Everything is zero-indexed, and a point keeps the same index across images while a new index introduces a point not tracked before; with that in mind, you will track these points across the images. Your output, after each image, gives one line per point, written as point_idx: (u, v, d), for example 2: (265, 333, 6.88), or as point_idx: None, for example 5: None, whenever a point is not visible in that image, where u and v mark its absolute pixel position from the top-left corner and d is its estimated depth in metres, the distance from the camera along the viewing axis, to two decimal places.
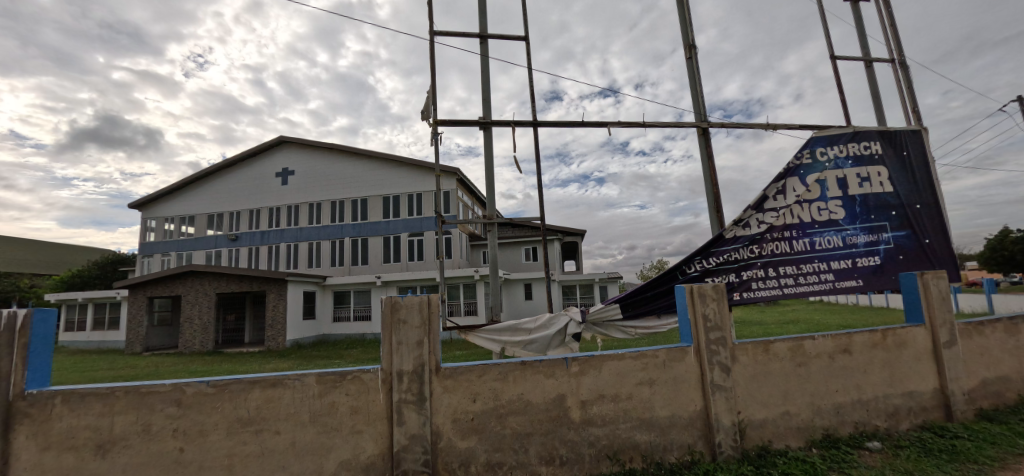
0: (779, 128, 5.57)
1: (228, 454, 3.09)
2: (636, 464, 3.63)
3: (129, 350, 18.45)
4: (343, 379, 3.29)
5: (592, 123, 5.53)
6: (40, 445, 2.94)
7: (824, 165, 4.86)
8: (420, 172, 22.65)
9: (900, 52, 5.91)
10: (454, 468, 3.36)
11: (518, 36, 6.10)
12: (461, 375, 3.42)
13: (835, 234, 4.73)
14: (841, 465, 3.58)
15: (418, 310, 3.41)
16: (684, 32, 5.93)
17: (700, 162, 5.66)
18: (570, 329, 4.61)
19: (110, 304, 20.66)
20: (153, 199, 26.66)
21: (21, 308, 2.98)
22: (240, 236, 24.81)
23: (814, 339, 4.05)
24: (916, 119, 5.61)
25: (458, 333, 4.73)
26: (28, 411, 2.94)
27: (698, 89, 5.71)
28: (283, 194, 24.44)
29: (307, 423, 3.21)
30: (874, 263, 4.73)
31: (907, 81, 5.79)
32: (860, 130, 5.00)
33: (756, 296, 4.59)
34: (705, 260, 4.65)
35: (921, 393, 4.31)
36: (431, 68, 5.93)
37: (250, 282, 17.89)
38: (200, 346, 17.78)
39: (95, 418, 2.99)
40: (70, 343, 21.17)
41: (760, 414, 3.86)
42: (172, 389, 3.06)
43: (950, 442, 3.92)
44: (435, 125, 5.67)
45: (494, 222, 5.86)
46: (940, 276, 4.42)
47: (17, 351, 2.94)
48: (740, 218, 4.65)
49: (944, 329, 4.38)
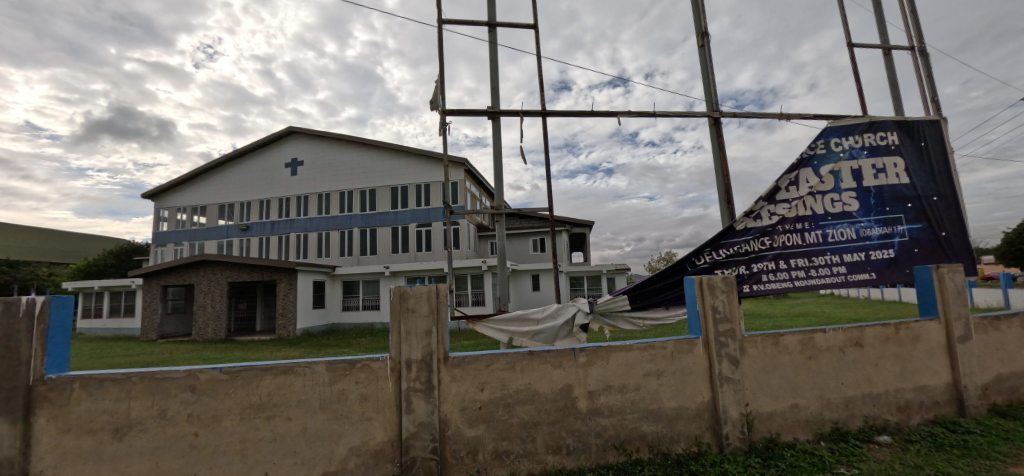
0: (793, 117, 5.46)
1: (240, 438, 3.16)
2: (642, 454, 3.64)
3: (145, 337, 18.88)
4: (352, 367, 3.33)
5: (601, 113, 5.46)
6: (59, 428, 3.03)
7: (838, 156, 4.75)
8: (428, 163, 22.66)
9: (920, 40, 5.74)
10: (462, 456, 3.40)
11: (527, 24, 6.02)
12: (469, 364, 3.44)
13: (849, 226, 4.64)
14: (849, 458, 3.57)
15: (427, 300, 3.43)
16: (697, 18, 5.81)
17: (711, 152, 5.58)
18: (578, 319, 4.60)
19: (125, 292, 21.07)
20: (166, 190, 27.03)
21: (36, 296, 3.02)
22: (251, 226, 25.12)
23: (825, 332, 4.00)
24: (935, 109, 5.46)
25: (466, 323, 4.72)
26: (47, 395, 3.02)
27: (710, 77, 5.61)
28: (293, 184, 24.62)
29: (317, 410, 3.27)
30: (888, 256, 4.64)
31: (927, 69, 5.63)
32: (877, 120, 4.87)
33: (766, 289, 4.54)
34: (714, 252, 4.61)
35: (932, 388, 4.25)
36: (440, 57, 5.89)
37: (261, 271, 18.14)
38: (212, 334, 18.13)
39: (111, 403, 3.06)
40: (87, 329, 21.68)
41: (769, 406, 3.85)
42: (186, 375, 3.12)
43: (962, 437, 3.87)
44: (444, 114, 5.64)
45: (502, 212, 5.81)
46: (956, 269, 4.35)
47: (36, 337, 3.02)
48: (751, 209, 4.59)
49: (959, 323, 4.31)
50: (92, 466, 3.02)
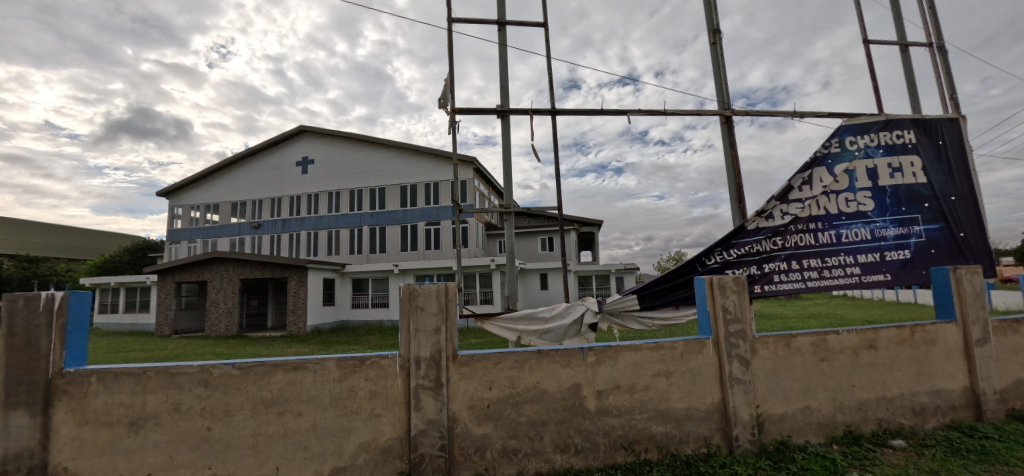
0: (806, 116, 5.36)
1: (252, 433, 3.21)
2: (650, 455, 3.63)
3: (159, 332, 19.26)
4: (362, 364, 3.36)
5: (610, 111, 5.42)
6: (77, 421, 3.10)
7: (853, 154, 4.66)
8: (438, 161, 22.76)
9: (938, 36, 5.62)
10: (470, 453, 3.42)
11: (536, 23, 5.97)
12: (478, 362, 3.45)
13: (863, 226, 4.56)
14: (863, 463, 3.50)
15: (435, 298, 3.45)
16: (708, 15, 5.74)
17: (722, 151, 5.51)
18: (586, 319, 4.59)
19: (140, 288, 21.44)
20: (179, 188, 27.46)
21: (55, 292, 3.09)
22: (263, 224, 25.46)
23: (838, 333, 3.94)
24: (954, 106, 5.33)
25: (474, 322, 4.67)
26: (66, 388, 3.10)
27: (721, 75, 5.54)
28: (304, 183, 24.91)
29: (328, 406, 3.30)
30: (903, 257, 4.56)
31: (946, 66, 5.51)
32: (893, 118, 4.78)
33: (777, 289, 4.48)
34: (725, 252, 4.56)
35: (949, 392, 4.17)
36: (449, 55, 5.84)
37: (272, 269, 18.33)
38: (225, 330, 18.44)
39: (128, 396, 3.13)
40: (103, 324, 22.17)
41: (780, 408, 3.80)
42: (199, 370, 3.18)
43: (979, 442, 3.79)
44: (453, 113, 5.63)
45: (511, 211, 5.73)
46: (975, 271, 4.25)
47: (55, 332, 3.09)
48: (763, 209, 4.53)
49: (977, 326, 4.22)
50: (109, 457, 3.09)
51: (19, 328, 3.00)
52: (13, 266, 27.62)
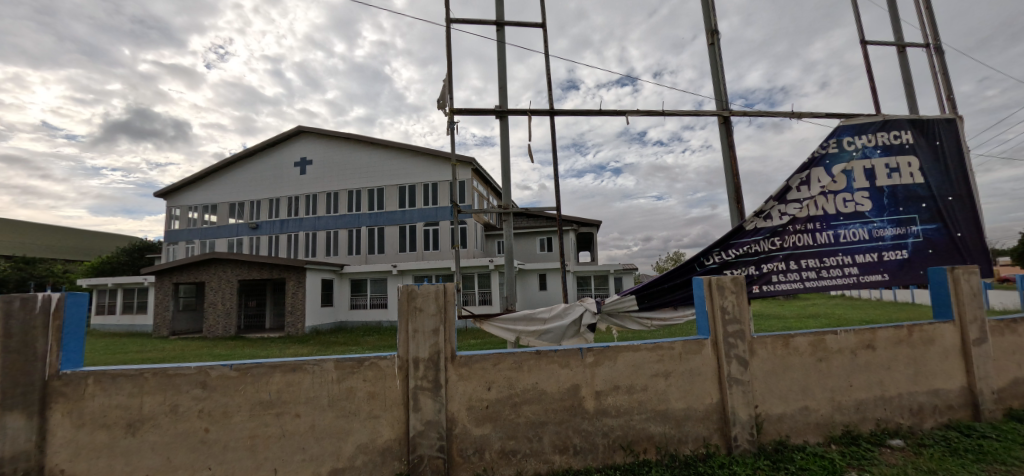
0: (804, 116, 5.37)
1: (251, 434, 3.19)
2: (650, 455, 3.63)
3: (157, 334, 19.17)
4: (360, 365, 3.34)
5: (610, 112, 5.42)
6: (74, 423, 3.08)
7: (851, 155, 4.68)
8: (436, 162, 22.75)
9: (935, 37, 5.63)
10: (469, 454, 3.41)
11: (535, 23, 5.96)
12: (476, 364, 3.45)
13: (861, 226, 4.57)
14: (861, 462, 3.51)
15: (434, 299, 3.44)
16: (706, 17, 5.75)
17: (720, 152, 5.51)
18: (586, 319, 4.57)
19: (138, 289, 21.39)
20: (177, 189, 27.42)
21: (52, 292, 3.08)
22: (261, 225, 25.43)
23: (836, 333, 3.95)
24: (950, 107, 5.36)
25: (473, 323, 4.66)
26: (62, 390, 3.08)
27: (720, 76, 5.54)
28: (301, 184, 24.86)
29: (326, 407, 3.29)
30: (901, 257, 4.57)
31: (942, 67, 5.52)
32: (891, 118, 4.79)
33: (776, 289, 4.49)
34: (724, 252, 4.56)
35: (946, 392, 4.18)
36: (448, 55, 5.83)
37: (270, 269, 18.29)
38: (223, 331, 18.41)
39: (125, 398, 3.12)
40: (101, 326, 22.10)
41: (778, 408, 3.81)
42: (197, 371, 3.16)
43: (977, 442, 3.79)
44: (453, 114, 5.62)
45: (509, 212, 5.71)
46: (972, 271, 4.26)
47: (52, 334, 3.09)
48: (762, 209, 4.53)
49: (975, 326, 4.23)
50: (106, 459, 3.08)
51: (15, 330, 2.99)
52: (10, 267, 27.52)
